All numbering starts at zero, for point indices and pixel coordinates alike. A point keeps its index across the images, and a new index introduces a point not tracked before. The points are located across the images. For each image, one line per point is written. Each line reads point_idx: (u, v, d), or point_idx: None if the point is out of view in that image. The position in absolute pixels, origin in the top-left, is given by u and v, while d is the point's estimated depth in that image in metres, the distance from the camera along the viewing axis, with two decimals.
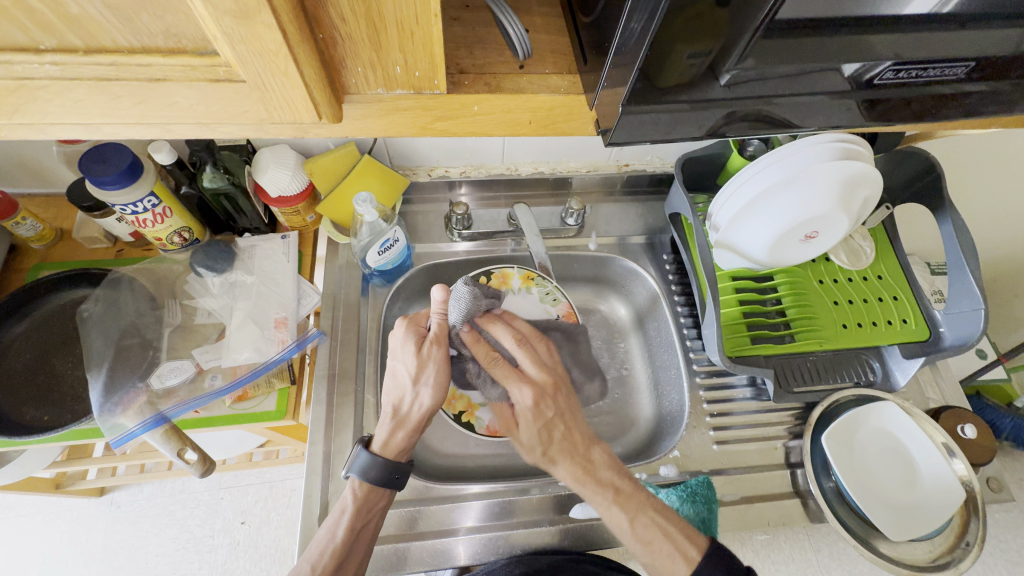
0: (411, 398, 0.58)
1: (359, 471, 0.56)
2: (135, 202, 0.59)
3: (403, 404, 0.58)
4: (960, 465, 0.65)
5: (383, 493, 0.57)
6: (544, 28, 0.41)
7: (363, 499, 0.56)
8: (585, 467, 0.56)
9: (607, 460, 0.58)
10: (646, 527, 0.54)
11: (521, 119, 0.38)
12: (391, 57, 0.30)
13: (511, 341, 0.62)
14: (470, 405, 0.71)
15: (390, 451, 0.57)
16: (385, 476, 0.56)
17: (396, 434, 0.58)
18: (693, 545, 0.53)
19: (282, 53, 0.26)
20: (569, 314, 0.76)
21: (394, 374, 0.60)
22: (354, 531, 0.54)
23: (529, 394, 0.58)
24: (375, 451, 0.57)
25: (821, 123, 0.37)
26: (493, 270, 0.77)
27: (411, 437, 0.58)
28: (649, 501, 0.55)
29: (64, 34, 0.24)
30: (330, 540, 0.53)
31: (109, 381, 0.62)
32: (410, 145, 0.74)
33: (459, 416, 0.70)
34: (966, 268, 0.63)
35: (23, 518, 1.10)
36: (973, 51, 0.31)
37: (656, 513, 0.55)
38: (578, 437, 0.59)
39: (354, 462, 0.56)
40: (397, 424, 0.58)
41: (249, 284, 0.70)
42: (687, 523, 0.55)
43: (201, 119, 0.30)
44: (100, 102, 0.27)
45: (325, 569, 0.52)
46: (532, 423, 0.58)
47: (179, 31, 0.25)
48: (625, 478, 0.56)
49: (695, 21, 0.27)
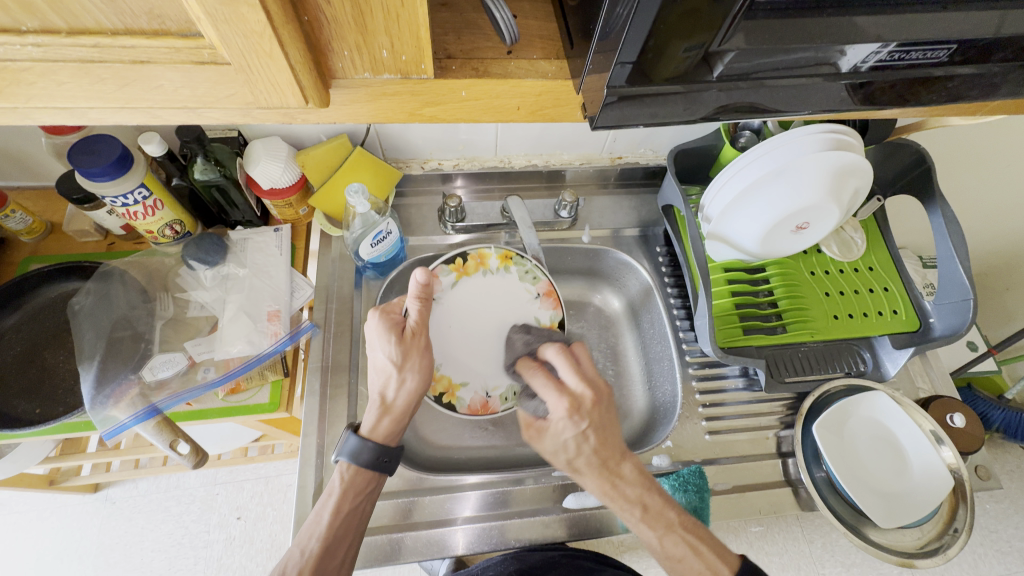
0: (397, 384, 0.58)
1: (349, 454, 0.56)
2: (125, 194, 0.58)
3: (387, 392, 0.58)
4: (948, 453, 0.66)
5: (372, 477, 0.57)
6: (532, 14, 0.42)
7: (349, 482, 0.56)
8: (613, 482, 0.55)
9: (635, 475, 0.56)
10: (677, 543, 0.54)
11: (510, 104, 0.38)
12: (377, 40, 0.30)
13: (558, 356, 0.60)
14: (451, 386, 0.68)
15: (382, 435, 0.58)
16: (373, 460, 0.56)
17: (382, 420, 0.57)
18: (725, 564, 0.53)
19: (267, 35, 0.26)
20: (547, 292, 0.73)
21: (374, 363, 0.59)
22: (340, 513, 0.54)
23: (565, 406, 0.56)
24: (364, 435, 0.57)
25: (807, 107, 0.37)
26: (468, 251, 0.73)
27: (397, 422, 0.58)
28: (678, 520, 0.55)
29: (47, 15, 0.24)
30: (315, 524, 0.54)
31: (101, 373, 0.62)
32: (403, 137, 0.74)
33: (440, 398, 0.67)
34: (955, 258, 0.63)
35: (17, 515, 1.10)
36: (955, 36, 0.32)
37: (685, 529, 0.55)
38: (612, 449, 0.56)
39: (343, 446, 0.56)
40: (382, 412, 0.58)
41: (242, 277, 0.70)
42: (717, 539, 0.55)
43: (187, 103, 0.30)
44: (85, 85, 0.27)
45: (312, 553, 0.52)
46: (564, 432, 0.56)
47: (162, 12, 0.25)
48: (654, 496, 0.55)
49: (688, 17, 0.28)
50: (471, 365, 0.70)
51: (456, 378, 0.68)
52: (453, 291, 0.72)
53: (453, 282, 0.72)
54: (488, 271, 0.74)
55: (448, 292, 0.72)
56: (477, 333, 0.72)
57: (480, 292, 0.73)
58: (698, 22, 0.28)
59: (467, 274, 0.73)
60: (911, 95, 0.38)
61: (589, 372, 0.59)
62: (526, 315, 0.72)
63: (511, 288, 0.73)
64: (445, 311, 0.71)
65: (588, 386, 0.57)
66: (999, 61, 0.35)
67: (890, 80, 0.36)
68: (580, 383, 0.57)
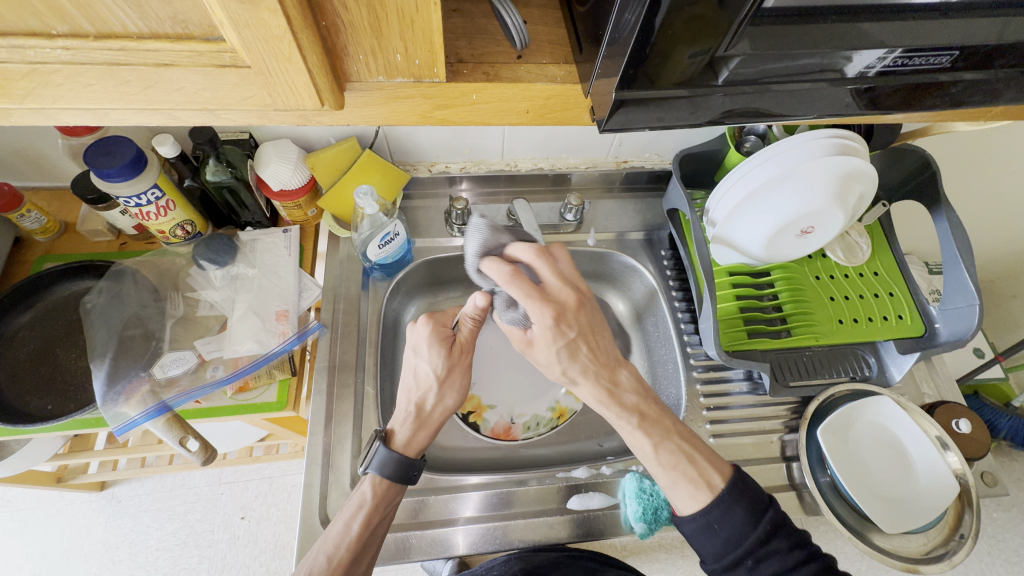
0: (436, 398, 0.61)
1: (378, 468, 0.56)
2: (139, 194, 0.59)
3: (427, 403, 0.60)
4: (953, 458, 0.65)
5: (398, 487, 0.57)
6: (541, 19, 0.42)
7: (381, 494, 0.56)
8: (611, 390, 0.57)
9: (631, 383, 0.58)
10: (671, 453, 0.53)
11: (519, 108, 0.39)
12: (392, 45, 0.31)
13: (531, 256, 0.57)
14: (477, 406, 0.76)
15: (408, 447, 0.59)
16: (402, 472, 0.57)
17: (418, 434, 0.59)
18: (718, 474, 0.52)
19: (286, 39, 0.26)
20: None
21: (419, 374, 0.61)
22: (370, 525, 0.54)
23: (549, 314, 0.54)
24: (395, 447, 0.58)
25: (814, 112, 0.37)
26: None
27: (430, 435, 0.61)
28: (675, 429, 0.56)
29: (76, 19, 0.25)
30: (343, 535, 0.53)
31: (112, 370, 0.63)
32: (412, 140, 0.75)
33: (467, 417, 0.75)
34: (962, 264, 0.63)
35: (24, 513, 1.10)
36: (958, 42, 0.32)
37: (681, 439, 0.55)
38: (606, 357, 0.59)
39: (373, 459, 0.57)
40: (419, 424, 0.60)
41: (252, 277, 0.71)
42: (714, 453, 0.54)
43: (206, 104, 0.31)
44: (109, 86, 0.28)
45: (340, 562, 0.52)
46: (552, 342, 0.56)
47: (186, 17, 0.26)
48: (650, 404, 0.57)
49: (694, 21, 0.28)
50: (499, 387, 0.78)
51: (485, 400, 0.77)
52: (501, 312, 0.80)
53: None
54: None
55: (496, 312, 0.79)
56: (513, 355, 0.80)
57: None
58: (705, 29, 0.29)
59: None
60: (914, 100, 0.38)
61: (567, 276, 0.59)
62: None
63: None
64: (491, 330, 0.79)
65: (570, 291, 0.57)
66: (1002, 66, 0.35)
67: (896, 84, 0.36)
68: (559, 285, 0.57)
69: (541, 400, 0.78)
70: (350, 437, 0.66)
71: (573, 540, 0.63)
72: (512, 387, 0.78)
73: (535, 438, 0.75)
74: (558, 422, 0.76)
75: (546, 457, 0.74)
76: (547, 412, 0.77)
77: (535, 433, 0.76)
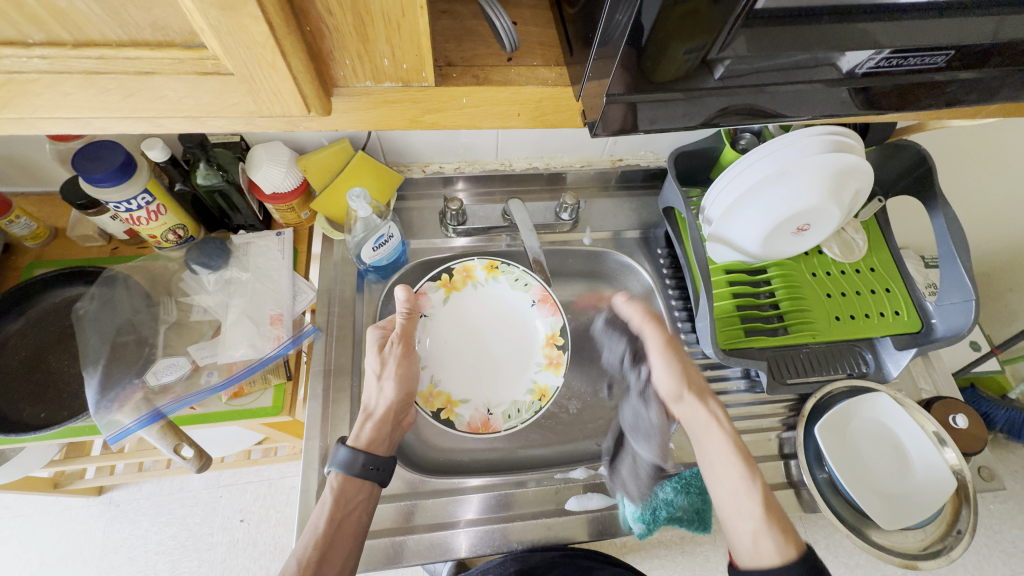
0: (376, 391, 0.63)
1: (339, 465, 0.57)
2: (129, 199, 0.59)
3: (369, 399, 0.63)
4: (951, 454, 0.65)
5: (363, 485, 0.58)
6: (533, 20, 0.42)
7: (340, 490, 0.57)
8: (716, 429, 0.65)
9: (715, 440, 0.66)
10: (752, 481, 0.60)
11: (511, 111, 0.38)
12: (379, 49, 0.30)
13: (638, 315, 0.69)
14: (449, 402, 0.70)
15: (367, 443, 0.60)
16: (361, 469, 0.57)
17: (366, 426, 0.61)
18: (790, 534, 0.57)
19: (269, 46, 0.26)
20: (543, 298, 0.74)
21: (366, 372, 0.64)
22: (335, 521, 0.55)
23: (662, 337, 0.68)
24: (352, 445, 0.59)
25: (809, 112, 0.37)
26: (454, 266, 0.74)
27: (380, 427, 0.62)
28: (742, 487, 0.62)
29: (52, 27, 0.24)
30: (312, 533, 0.54)
31: (105, 377, 0.62)
32: (405, 141, 0.74)
33: (438, 413, 0.68)
34: (958, 260, 0.63)
35: (21, 519, 1.10)
36: (953, 41, 0.32)
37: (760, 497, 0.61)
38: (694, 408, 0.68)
39: (334, 457, 0.58)
40: (367, 419, 0.62)
41: (245, 280, 0.71)
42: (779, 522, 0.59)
43: (190, 112, 0.30)
44: (90, 96, 0.28)
45: (309, 562, 0.53)
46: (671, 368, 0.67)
47: (166, 24, 0.25)
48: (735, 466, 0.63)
49: (689, 19, 0.28)
50: (466, 381, 0.72)
51: (455, 396, 0.71)
52: (445, 305, 0.75)
53: (444, 298, 0.74)
54: (476, 283, 0.75)
55: (438, 306, 0.74)
56: (470, 343, 0.75)
57: (473, 303, 0.76)
58: (698, 28, 0.28)
59: (456, 288, 0.75)
60: (911, 99, 0.38)
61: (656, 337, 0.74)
62: (529, 328, 0.75)
63: (507, 296, 0.76)
64: (438, 325, 0.74)
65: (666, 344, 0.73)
66: (998, 65, 0.35)
67: (890, 84, 0.36)
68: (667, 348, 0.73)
69: (518, 383, 0.72)
70: None
71: (590, 540, 0.64)
72: (481, 377, 0.73)
73: (533, 439, 0.75)
74: (540, 403, 0.70)
75: (545, 458, 0.74)
76: (526, 395, 0.71)
77: (517, 421, 0.69)
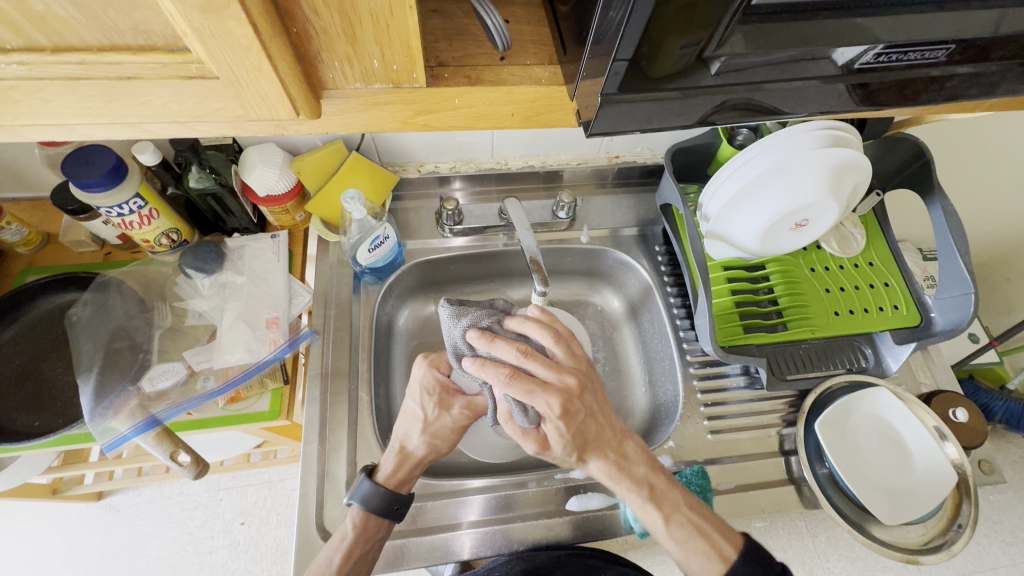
0: (413, 435, 0.60)
1: (360, 499, 0.56)
2: (120, 204, 0.58)
3: (404, 437, 0.60)
4: (951, 448, 0.65)
5: (382, 523, 0.57)
6: (525, 18, 0.41)
7: (362, 527, 0.55)
8: (620, 465, 0.56)
9: (638, 455, 0.57)
10: (681, 526, 0.53)
11: (504, 111, 0.38)
12: (368, 50, 0.29)
13: (515, 353, 0.51)
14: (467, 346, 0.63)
15: (395, 481, 0.58)
16: (384, 507, 0.56)
17: (399, 466, 0.59)
18: (729, 544, 0.53)
19: (254, 48, 0.25)
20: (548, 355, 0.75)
21: (406, 411, 0.62)
22: (350, 558, 0.54)
23: (556, 405, 0.51)
24: (380, 481, 0.58)
25: (806, 107, 0.37)
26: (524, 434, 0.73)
27: (411, 468, 0.60)
28: (683, 499, 0.55)
29: (30, 33, 0.24)
30: (340, 540, 0.55)
31: (99, 385, 0.61)
32: (400, 140, 0.73)
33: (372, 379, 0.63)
34: (956, 253, 0.63)
35: (21, 525, 1.09)
36: (954, 36, 0.32)
37: (690, 510, 0.55)
38: (613, 433, 0.57)
39: (356, 490, 0.56)
40: (399, 455, 0.60)
41: (240, 284, 0.70)
42: (722, 522, 0.55)
43: (176, 117, 0.30)
44: (73, 102, 0.27)
45: (338, 567, 0.53)
46: (562, 432, 0.53)
47: (148, 28, 0.25)
48: (660, 477, 0.56)
49: (686, 11, 0.27)
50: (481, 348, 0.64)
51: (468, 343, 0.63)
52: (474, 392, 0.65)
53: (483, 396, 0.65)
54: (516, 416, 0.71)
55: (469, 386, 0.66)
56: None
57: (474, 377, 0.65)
58: (692, 21, 0.28)
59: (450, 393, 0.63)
60: (910, 95, 0.37)
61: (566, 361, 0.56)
62: None
63: None
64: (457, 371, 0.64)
65: (567, 377, 0.53)
66: (998, 59, 0.34)
67: (888, 80, 0.35)
68: (555, 374, 0.53)
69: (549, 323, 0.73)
70: (345, 445, 0.65)
71: (583, 539, 0.63)
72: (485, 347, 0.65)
73: None
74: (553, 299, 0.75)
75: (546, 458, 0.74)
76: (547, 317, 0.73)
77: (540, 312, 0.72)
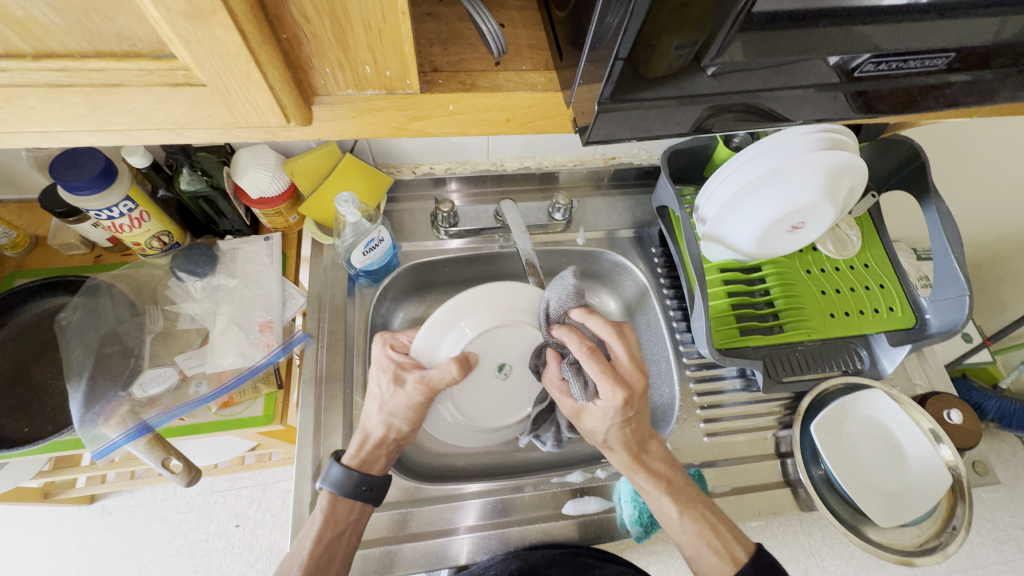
0: (372, 416, 0.59)
1: (330, 483, 0.56)
2: (110, 207, 0.57)
3: (367, 420, 0.59)
4: (946, 451, 0.66)
5: (354, 506, 0.56)
6: (521, 22, 0.41)
7: (331, 509, 0.56)
8: (641, 458, 0.57)
9: (660, 452, 0.59)
10: (694, 521, 0.56)
11: (498, 117, 0.37)
12: (360, 56, 0.29)
13: (608, 333, 0.55)
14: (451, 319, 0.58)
15: (360, 461, 0.58)
16: (353, 488, 0.55)
17: (364, 447, 0.59)
18: (740, 547, 0.55)
19: (242, 55, 0.25)
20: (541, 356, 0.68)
21: (369, 393, 0.60)
22: (321, 542, 0.54)
23: (621, 397, 0.52)
24: (346, 463, 0.57)
25: (805, 113, 0.36)
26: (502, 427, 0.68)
27: (377, 449, 0.59)
28: (699, 497, 0.58)
29: (10, 39, 0.23)
30: (313, 523, 0.55)
31: (89, 391, 0.60)
32: (394, 142, 0.73)
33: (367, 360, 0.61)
34: (951, 255, 0.63)
35: (12, 529, 1.08)
36: (953, 43, 0.31)
37: (704, 509, 0.57)
38: (642, 433, 0.57)
39: (327, 475, 0.56)
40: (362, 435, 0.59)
41: (232, 288, 0.70)
42: (734, 524, 0.57)
43: (164, 124, 0.29)
44: (56, 109, 0.26)
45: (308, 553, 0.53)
46: (608, 418, 0.54)
47: (132, 34, 0.24)
48: (678, 474, 0.58)
49: (684, 11, 0.26)
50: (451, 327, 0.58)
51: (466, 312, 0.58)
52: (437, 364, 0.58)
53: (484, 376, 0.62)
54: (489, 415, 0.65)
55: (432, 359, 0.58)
56: (487, 377, 0.62)
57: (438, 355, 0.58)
58: (690, 21, 0.27)
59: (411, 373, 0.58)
60: (910, 101, 0.37)
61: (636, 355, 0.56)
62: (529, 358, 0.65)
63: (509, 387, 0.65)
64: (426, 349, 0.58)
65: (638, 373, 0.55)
66: (997, 66, 0.34)
67: (887, 87, 0.35)
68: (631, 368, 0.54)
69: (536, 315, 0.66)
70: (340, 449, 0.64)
71: (582, 542, 0.63)
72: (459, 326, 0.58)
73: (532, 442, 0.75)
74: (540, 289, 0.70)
75: (542, 461, 0.74)
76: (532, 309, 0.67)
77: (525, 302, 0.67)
